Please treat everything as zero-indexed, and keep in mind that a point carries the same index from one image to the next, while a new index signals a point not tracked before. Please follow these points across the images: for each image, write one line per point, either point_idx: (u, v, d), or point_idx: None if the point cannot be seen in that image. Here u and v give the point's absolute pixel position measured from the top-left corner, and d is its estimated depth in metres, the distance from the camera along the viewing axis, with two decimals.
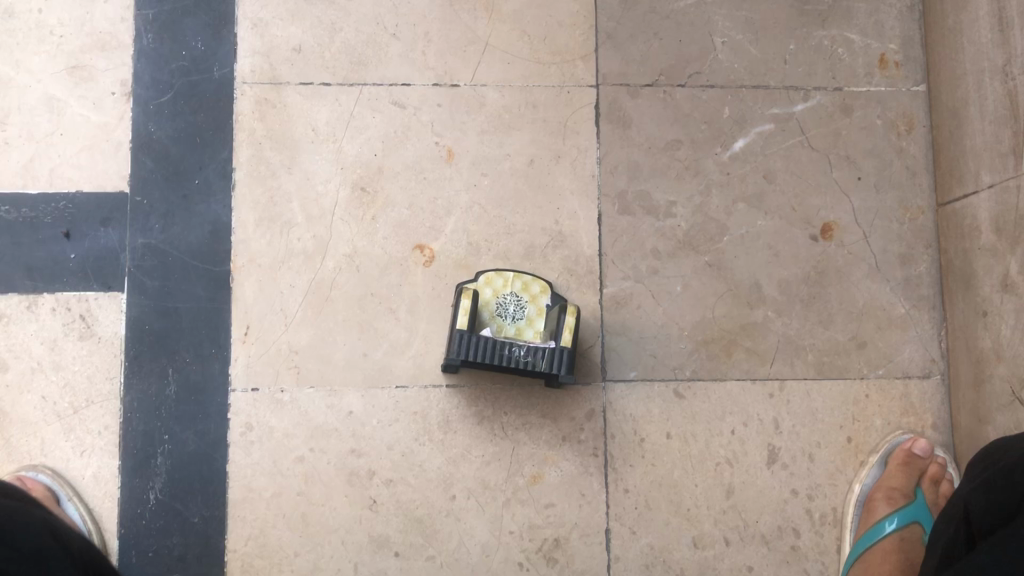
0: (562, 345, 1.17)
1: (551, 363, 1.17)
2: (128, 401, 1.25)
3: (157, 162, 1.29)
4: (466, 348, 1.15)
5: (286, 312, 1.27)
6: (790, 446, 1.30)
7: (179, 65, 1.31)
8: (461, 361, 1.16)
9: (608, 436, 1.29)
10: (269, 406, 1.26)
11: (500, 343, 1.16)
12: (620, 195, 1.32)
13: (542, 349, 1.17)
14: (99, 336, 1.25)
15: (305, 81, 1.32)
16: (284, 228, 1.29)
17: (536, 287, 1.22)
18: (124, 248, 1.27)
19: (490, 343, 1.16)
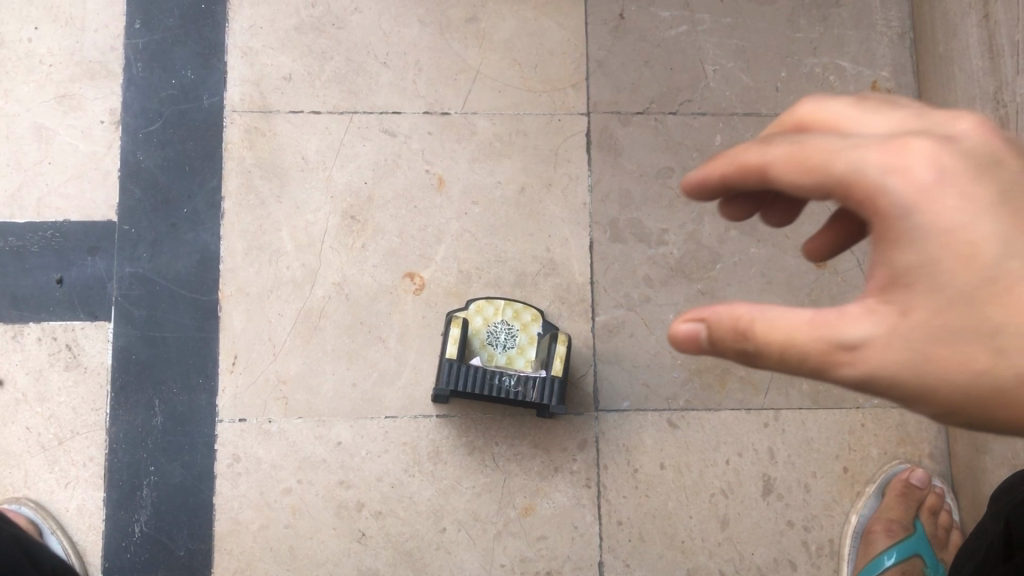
0: (553, 374, 1.15)
1: (542, 393, 1.15)
2: (113, 432, 1.23)
3: (146, 191, 1.28)
4: (455, 378, 1.14)
5: (274, 341, 1.26)
6: (785, 477, 1.28)
7: (168, 94, 1.30)
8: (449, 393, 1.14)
9: (601, 467, 1.27)
10: (256, 437, 1.24)
11: (489, 373, 1.14)
12: (612, 223, 1.31)
13: (532, 379, 1.15)
14: (84, 366, 1.24)
15: (295, 109, 1.32)
16: (273, 257, 1.28)
17: (528, 315, 1.21)
18: (112, 278, 1.26)
19: (479, 374, 1.14)
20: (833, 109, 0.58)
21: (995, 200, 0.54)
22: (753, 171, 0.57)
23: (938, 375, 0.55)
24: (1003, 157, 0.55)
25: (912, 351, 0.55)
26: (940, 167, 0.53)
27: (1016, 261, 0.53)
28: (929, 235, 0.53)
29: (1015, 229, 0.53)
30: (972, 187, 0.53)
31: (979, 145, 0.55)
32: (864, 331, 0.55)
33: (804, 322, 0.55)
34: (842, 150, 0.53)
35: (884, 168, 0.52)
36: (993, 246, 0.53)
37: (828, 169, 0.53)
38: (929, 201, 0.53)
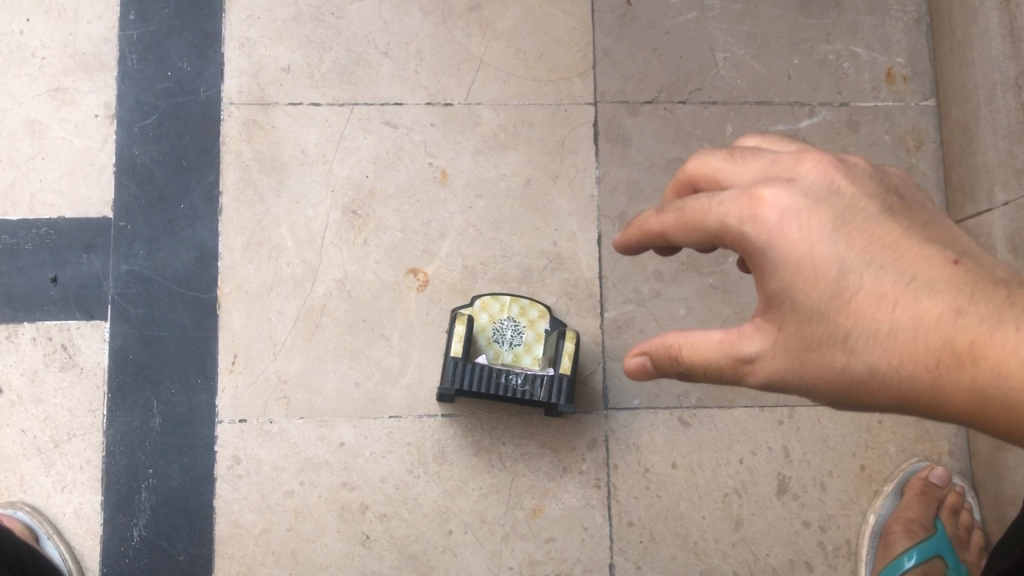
0: (561, 372, 1.12)
1: (550, 392, 1.12)
2: (111, 434, 1.20)
3: (142, 186, 1.25)
4: (461, 376, 1.10)
5: (275, 339, 1.23)
6: (801, 475, 1.25)
7: (164, 87, 1.27)
8: (454, 392, 1.11)
9: (611, 467, 1.23)
10: (257, 438, 1.21)
11: (495, 372, 1.11)
12: (621, 216, 1.28)
13: (540, 377, 1.12)
14: (80, 367, 1.21)
15: (294, 101, 1.28)
16: (273, 254, 1.25)
17: (535, 311, 1.18)
18: (108, 275, 1.23)
19: (485, 373, 1.11)
20: (712, 164, 0.69)
21: (838, 227, 0.66)
22: (655, 236, 0.70)
23: (822, 373, 0.67)
24: (845, 187, 0.67)
25: (796, 357, 0.68)
26: (793, 212, 0.65)
27: (862, 275, 0.65)
28: (788, 265, 0.66)
29: (858, 250, 0.66)
30: (820, 221, 0.66)
31: (824, 179, 0.67)
32: (755, 345, 0.69)
33: (710, 345, 0.69)
34: (712, 209, 0.66)
35: (746, 221, 0.65)
36: (841, 266, 0.66)
37: (708, 227, 0.66)
38: (786, 241, 0.65)
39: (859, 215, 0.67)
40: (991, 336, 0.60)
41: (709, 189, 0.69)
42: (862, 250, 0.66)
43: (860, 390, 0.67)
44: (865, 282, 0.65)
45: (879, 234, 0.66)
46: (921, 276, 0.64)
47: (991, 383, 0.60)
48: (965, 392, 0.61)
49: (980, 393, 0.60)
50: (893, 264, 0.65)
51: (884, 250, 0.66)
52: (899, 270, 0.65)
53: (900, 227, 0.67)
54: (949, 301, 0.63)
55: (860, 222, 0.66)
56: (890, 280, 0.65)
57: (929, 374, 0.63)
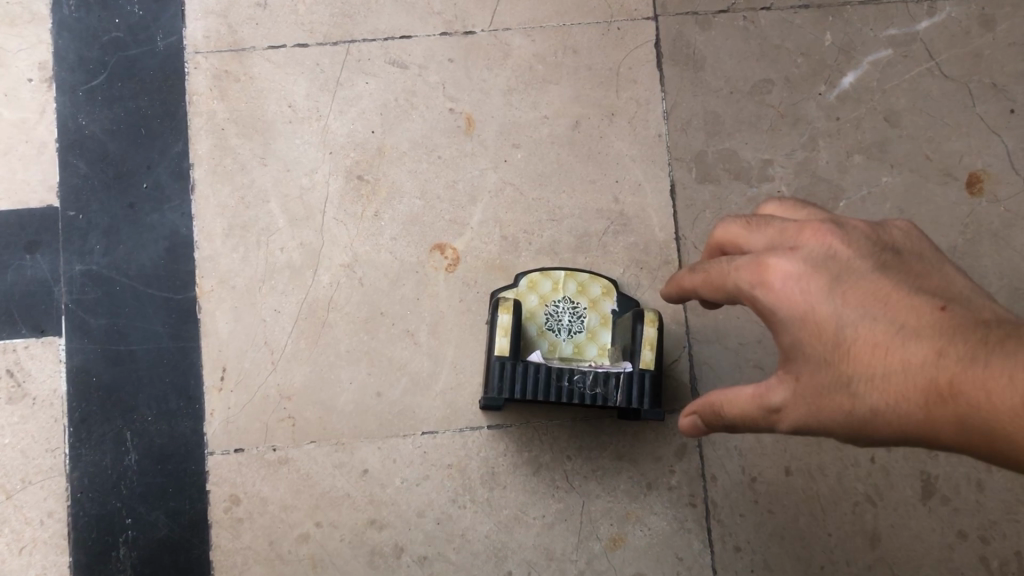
0: (642, 367, 0.85)
1: (631, 394, 0.85)
2: (75, 479, 0.95)
3: (92, 164, 0.99)
4: (512, 381, 0.84)
5: (272, 345, 0.97)
6: (949, 473, 0.97)
7: (112, 38, 1.01)
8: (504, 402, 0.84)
9: (708, 479, 0.97)
10: (259, 471, 0.96)
11: (557, 372, 0.84)
12: (698, 158, 1.00)
13: (615, 376, 0.85)
14: (32, 397, 0.96)
15: (276, 43, 1.02)
16: (262, 237, 0.99)
17: (597, 289, 0.91)
18: (59, 279, 0.98)
19: (544, 374, 0.84)
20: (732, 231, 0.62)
21: (834, 280, 0.57)
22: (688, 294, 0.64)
23: (837, 433, 0.57)
24: (846, 244, 0.58)
25: (810, 414, 0.58)
26: (791, 272, 0.57)
27: (857, 325, 0.56)
28: (789, 325, 0.58)
29: (855, 302, 0.56)
30: (818, 278, 0.57)
31: (820, 239, 0.58)
32: (773, 405, 0.59)
33: (737, 404, 0.61)
34: (725, 271, 0.60)
35: (749, 285, 0.59)
36: (837, 318, 0.57)
37: (722, 287, 0.61)
38: (784, 301, 0.58)
39: (858, 268, 0.58)
40: (969, 374, 0.49)
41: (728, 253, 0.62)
42: (857, 301, 0.56)
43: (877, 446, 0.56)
44: (861, 332, 0.56)
45: (877, 284, 0.57)
46: (912, 322, 0.54)
47: (977, 427, 0.48)
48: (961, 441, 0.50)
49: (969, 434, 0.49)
50: (890, 313, 0.55)
51: (883, 299, 0.56)
52: (892, 317, 0.55)
53: (901, 278, 0.57)
54: (937, 344, 0.52)
55: (860, 275, 0.57)
56: (884, 328, 0.55)
57: (925, 422, 0.52)
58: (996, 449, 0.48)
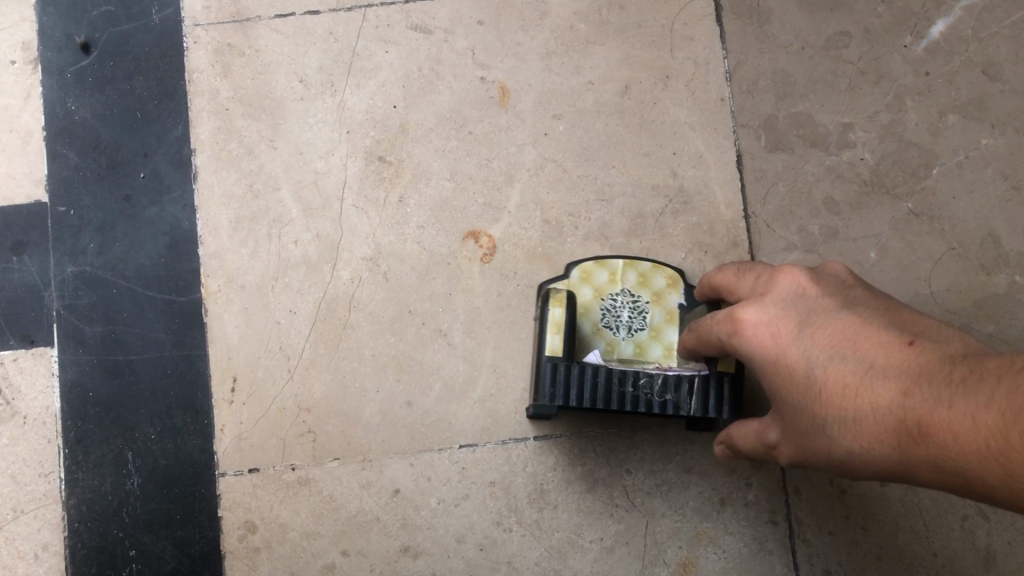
0: (719, 370, 0.72)
1: (707, 401, 0.72)
2: (72, 507, 0.84)
3: (84, 154, 0.88)
4: (567, 387, 0.72)
5: (288, 351, 0.86)
6: None
7: (102, 12, 0.91)
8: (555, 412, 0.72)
9: (790, 493, 0.84)
10: (276, 494, 0.84)
11: (618, 376, 0.72)
12: (767, 124, 0.88)
13: (688, 380, 0.72)
14: (22, 416, 0.85)
15: (283, 12, 0.91)
16: (274, 229, 0.88)
17: (662, 280, 0.79)
18: (49, 283, 0.87)
19: (603, 377, 0.72)
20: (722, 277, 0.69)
21: (803, 325, 0.58)
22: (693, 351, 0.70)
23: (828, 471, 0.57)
24: (815, 290, 0.60)
25: (801, 453, 0.59)
26: (761, 320, 0.60)
27: (826, 367, 0.56)
28: (767, 371, 0.60)
29: (824, 344, 0.57)
30: (787, 322, 0.59)
31: (791, 282, 0.61)
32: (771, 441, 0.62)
33: (747, 436, 0.65)
34: (710, 326, 0.65)
35: (729, 334, 0.62)
36: (805, 361, 0.57)
37: (711, 341, 0.65)
38: (758, 348, 0.60)
39: (829, 308, 0.59)
40: (929, 412, 0.48)
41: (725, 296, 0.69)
42: (826, 342, 0.56)
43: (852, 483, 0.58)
44: (829, 373, 0.55)
45: (847, 322, 0.57)
46: (878, 361, 0.53)
47: (949, 467, 0.47)
48: (935, 477, 0.49)
49: (941, 471, 0.48)
50: (859, 352, 0.55)
51: (849, 338, 0.56)
52: (859, 356, 0.54)
53: (868, 315, 0.57)
54: (899, 382, 0.51)
55: (829, 317, 0.58)
56: (852, 368, 0.55)
57: (896, 462, 0.51)
58: (971, 487, 0.46)
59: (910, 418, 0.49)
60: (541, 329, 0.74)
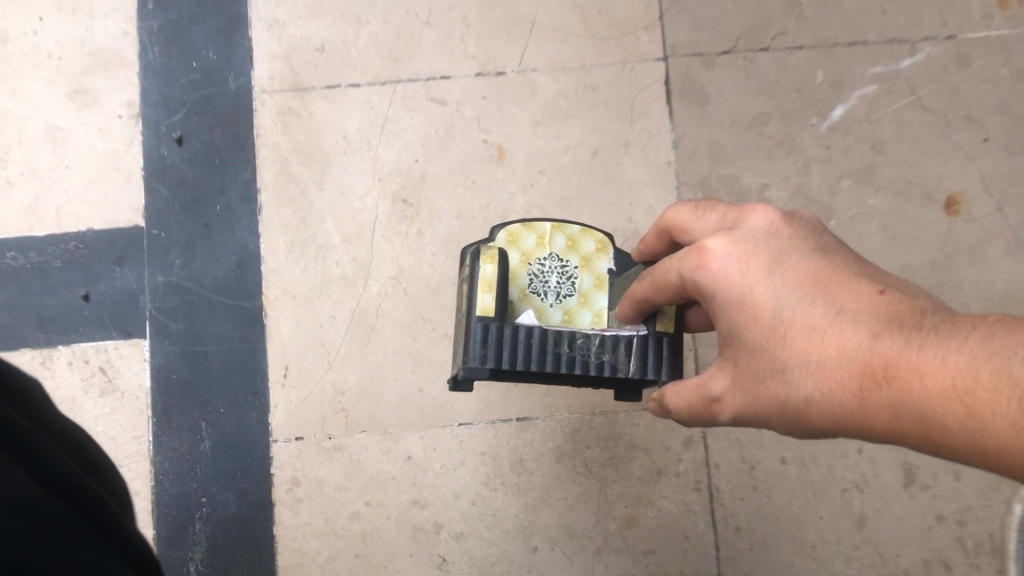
0: (653, 332, 0.79)
1: (645, 361, 0.78)
2: (158, 462, 1.09)
3: (173, 190, 1.14)
4: (509, 344, 0.75)
5: (327, 347, 1.11)
6: (929, 464, 1.09)
7: (189, 79, 1.16)
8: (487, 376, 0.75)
9: (711, 467, 1.09)
10: (316, 457, 1.09)
11: (553, 339, 0.76)
12: (704, 183, 1.14)
13: (625, 341, 0.78)
14: (122, 391, 1.10)
15: (331, 84, 1.16)
16: (320, 253, 1.13)
17: (593, 243, 0.86)
18: (144, 290, 1.12)
19: (535, 339, 0.76)
20: (680, 217, 0.75)
21: (775, 266, 0.67)
22: (638, 301, 0.75)
23: (774, 411, 0.65)
24: (785, 234, 0.69)
25: (753, 397, 0.67)
26: (726, 254, 0.68)
27: (794, 308, 0.64)
28: (730, 306, 0.67)
29: (791, 285, 0.66)
30: (757, 263, 0.67)
31: (764, 223, 0.69)
32: (719, 387, 0.69)
33: (686, 390, 0.72)
34: (669, 266, 0.71)
35: (692, 270, 0.69)
36: (774, 300, 0.65)
37: (666, 282, 0.71)
38: (724, 284, 0.68)
39: (797, 254, 0.68)
40: (899, 357, 0.57)
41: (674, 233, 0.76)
42: (796, 286, 0.65)
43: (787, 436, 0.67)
44: (798, 315, 0.64)
45: (810, 270, 0.66)
46: (848, 307, 0.62)
47: (909, 409, 0.56)
48: (889, 420, 0.57)
49: (899, 414, 0.56)
50: (827, 298, 0.64)
51: (817, 284, 0.65)
52: (830, 302, 0.63)
53: (833, 266, 0.66)
54: (868, 327, 0.60)
55: (799, 263, 0.67)
56: (820, 312, 0.63)
57: (853, 406, 0.60)
58: (925, 431, 0.55)
59: (875, 362, 0.58)
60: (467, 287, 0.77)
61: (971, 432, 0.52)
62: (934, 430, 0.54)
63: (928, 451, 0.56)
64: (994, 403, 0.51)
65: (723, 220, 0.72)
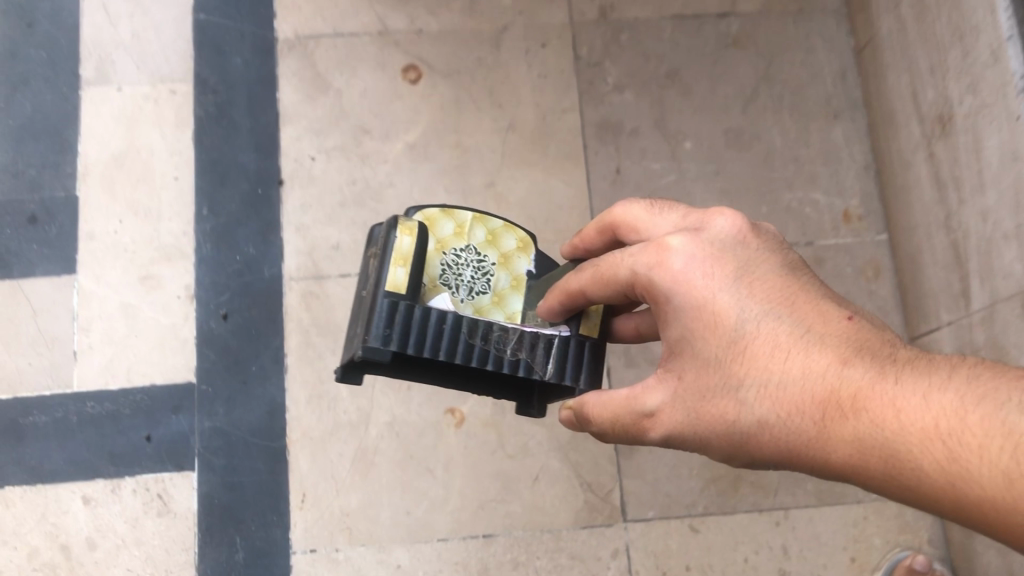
0: (567, 338, 0.98)
1: (555, 364, 0.98)
2: (201, 569, 1.40)
3: (219, 354, 1.48)
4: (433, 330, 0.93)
5: (336, 478, 1.44)
6: (799, 569, 1.44)
7: (234, 269, 1.51)
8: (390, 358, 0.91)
9: (632, 572, 1.43)
10: (326, 565, 1.40)
11: (466, 327, 0.95)
12: (626, 351, 1.50)
13: (536, 342, 0.98)
14: (175, 512, 1.41)
15: (344, 273, 1.52)
16: (332, 403, 1.47)
17: (513, 242, 1.04)
18: (194, 432, 1.45)
19: (456, 327, 0.95)
20: (633, 214, 0.93)
21: (745, 283, 0.84)
22: (575, 292, 0.91)
23: (717, 416, 0.83)
24: (749, 250, 0.86)
25: (696, 404, 0.84)
26: (697, 263, 0.84)
27: (759, 326, 0.82)
28: (691, 312, 0.84)
29: (758, 303, 0.83)
30: (725, 275, 0.84)
31: (732, 237, 0.87)
32: (654, 400, 0.86)
33: (610, 404, 0.88)
34: (622, 262, 0.87)
35: (650, 269, 0.85)
36: (741, 315, 0.82)
37: (615, 277, 0.87)
38: (690, 295, 0.84)
39: (758, 269, 0.85)
40: (871, 391, 0.74)
41: (619, 229, 0.94)
42: (763, 304, 0.83)
43: (710, 449, 0.84)
44: (766, 334, 0.81)
45: (772, 289, 0.84)
46: (815, 332, 0.80)
47: (871, 436, 0.73)
48: (846, 443, 0.75)
49: (862, 442, 0.74)
50: (792, 322, 0.82)
51: (782, 307, 0.83)
52: (796, 325, 0.81)
53: (792, 288, 0.84)
54: (837, 356, 0.78)
55: (765, 283, 0.84)
56: (787, 335, 0.81)
57: (817, 426, 0.77)
58: (886, 458, 0.72)
59: (846, 390, 0.76)
60: (380, 259, 0.93)
61: (944, 470, 0.69)
62: (894, 459, 0.72)
63: (872, 474, 0.74)
64: (977, 452, 0.68)
65: (666, 226, 0.91)
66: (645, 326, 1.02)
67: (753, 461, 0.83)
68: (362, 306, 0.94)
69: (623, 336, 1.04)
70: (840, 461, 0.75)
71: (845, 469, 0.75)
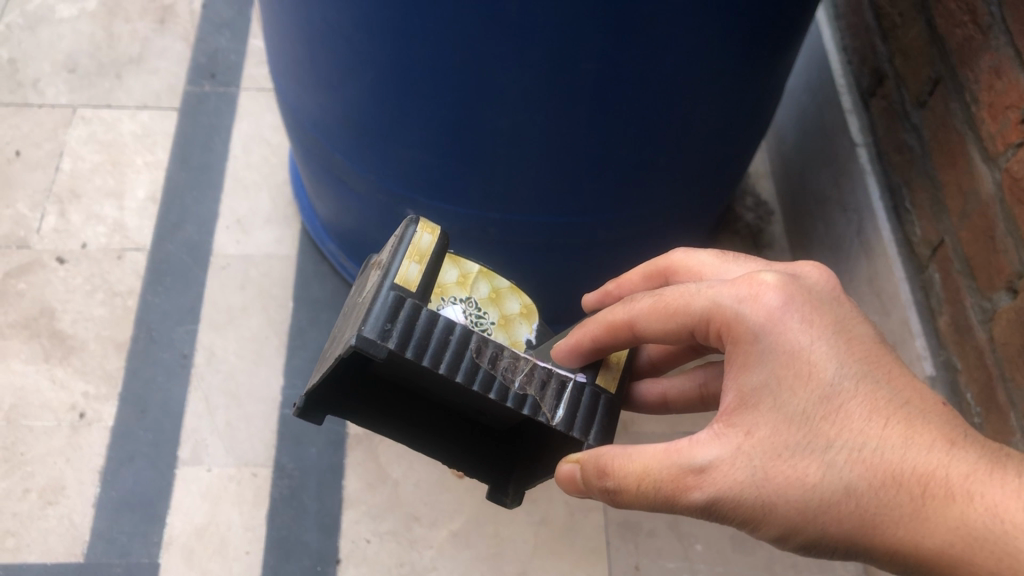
0: (579, 386, 1.07)
1: (562, 415, 1.04)
2: None
3: None
4: (449, 351, 0.98)
5: None
6: None
7: None
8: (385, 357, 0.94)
9: None
10: None
11: (472, 345, 0.99)
12: None
13: (547, 384, 1.04)
14: None
15: None
16: None
17: (516, 307, 1.18)
18: None
19: (468, 348, 0.99)
20: (705, 262, 1.14)
21: (843, 339, 0.93)
22: (620, 324, 1.04)
23: (795, 469, 0.89)
24: (839, 305, 0.97)
25: (770, 454, 0.90)
26: (796, 311, 0.94)
27: (858, 385, 0.91)
28: (782, 356, 0.92)
29: (855, 361, 0.92)
30: (823, 325, 0.94)
31: (824, 290, 0.98)
32: (713, 450, 0.92)
33: (654, 454, 0.94)
34: (697, 294, 0.99)
35: (737, 302, 0.95)
36: (840, 370, 0.91)
37: (679, 310, 1.00)
38: (785, 342, 0.93)
39: (850, 326, 0.95)
40: (984, 479, 0.86)
41: (677, 270, 1.17)
42: (860, 363, 0.92)
43: (774, 511, 0.90)
44: (866, 396, 0.91)
45: (865, 352, 0.93)
46: (914, 406, 0.91)
47: (977, 519, 0.85)
48: (947, 522, 0.85)
49: (965, 526, 0.85)
50: (892, 391, 0.91)
51: (879, 372, 0.92)
52: (894, 394, 0.91)
53: (882, 353, 0.94)
54: (941, 435, 0.89)
55: (861, 344, 0.94)
56: (885, 400, 0.91)
57: (914, 503, 0.87)
58: (988, 545, 0.84)
59: (954, 471, 0.87)
60: (394, 257, 1.03)
61: None
62: (1011, 552, 0.83)
63: (964, 558, 0.85)
64: None
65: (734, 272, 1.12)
66: (670, 391, 1.27)
67: (816, 526, 0.90)
68: (365, 306, 0.99)
69: (649, 399, 1.28)
70: (937, 539, 0.86)
71: (938, 548, 0.86)
